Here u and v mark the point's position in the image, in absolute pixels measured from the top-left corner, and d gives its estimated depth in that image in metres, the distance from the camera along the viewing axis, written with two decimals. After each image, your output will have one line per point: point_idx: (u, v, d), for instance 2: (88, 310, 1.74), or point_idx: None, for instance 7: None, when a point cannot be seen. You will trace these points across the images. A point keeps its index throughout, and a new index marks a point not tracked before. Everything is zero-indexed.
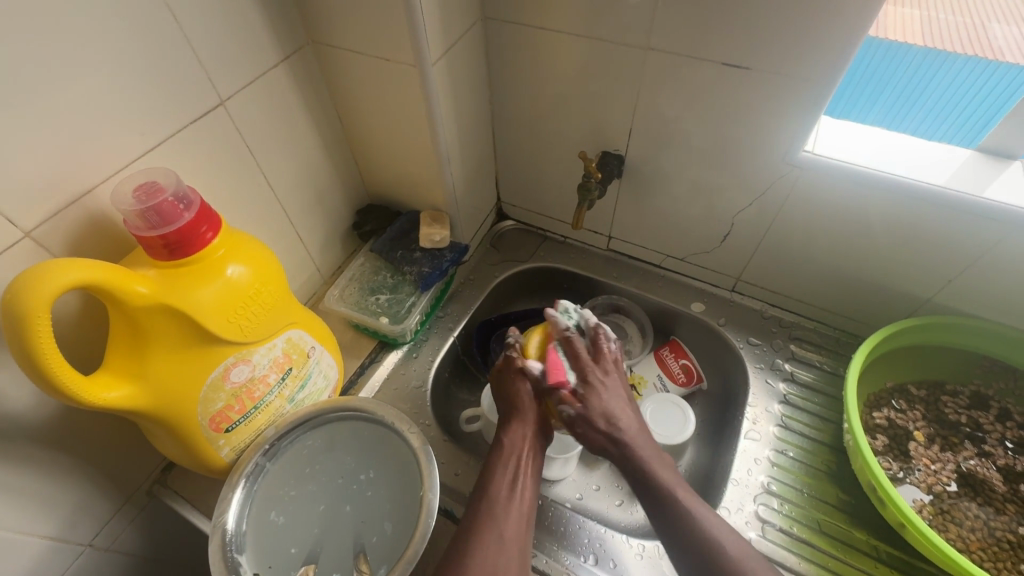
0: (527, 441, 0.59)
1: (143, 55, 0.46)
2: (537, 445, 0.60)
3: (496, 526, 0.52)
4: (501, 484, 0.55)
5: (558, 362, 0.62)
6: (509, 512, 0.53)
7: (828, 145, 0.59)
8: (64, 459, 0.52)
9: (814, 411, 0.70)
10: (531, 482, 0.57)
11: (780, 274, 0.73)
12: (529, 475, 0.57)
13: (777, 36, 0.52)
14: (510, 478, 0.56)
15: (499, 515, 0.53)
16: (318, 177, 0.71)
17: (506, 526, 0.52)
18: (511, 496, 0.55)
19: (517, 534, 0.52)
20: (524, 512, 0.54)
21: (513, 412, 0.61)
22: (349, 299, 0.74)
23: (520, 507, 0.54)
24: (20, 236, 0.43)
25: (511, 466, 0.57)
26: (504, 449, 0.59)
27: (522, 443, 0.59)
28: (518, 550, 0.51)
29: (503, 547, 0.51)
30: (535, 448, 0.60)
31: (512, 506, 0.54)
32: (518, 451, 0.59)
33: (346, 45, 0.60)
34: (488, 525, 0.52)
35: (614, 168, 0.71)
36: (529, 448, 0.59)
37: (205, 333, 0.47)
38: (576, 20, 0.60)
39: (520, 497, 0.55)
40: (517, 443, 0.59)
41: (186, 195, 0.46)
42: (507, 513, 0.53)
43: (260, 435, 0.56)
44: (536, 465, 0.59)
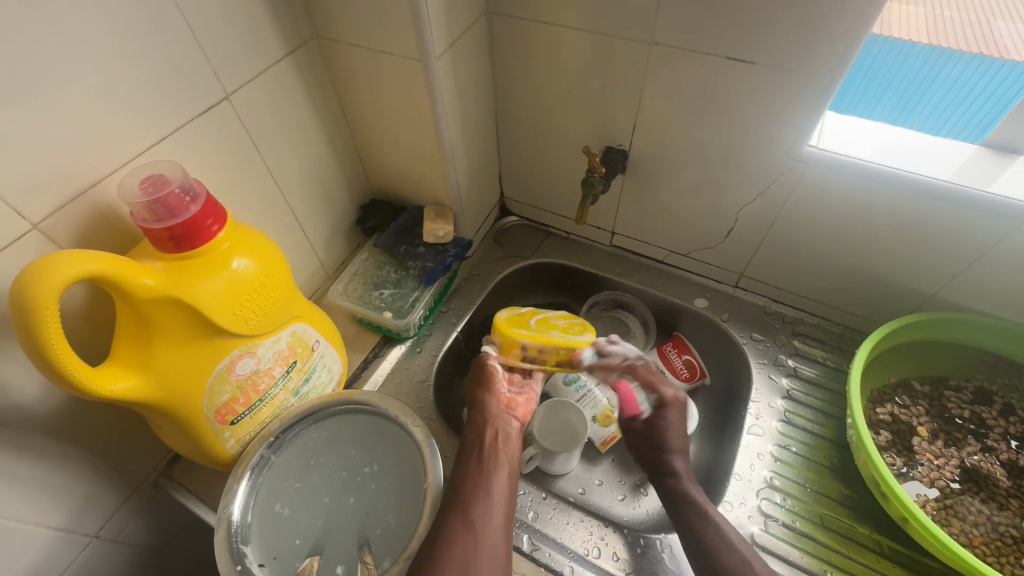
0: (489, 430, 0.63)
1: (148, 48, 0.46)
2: (504, 432, 0.63)
3: (466, 509, 0.54)
4: (467, 468, 0.58)
5: (631, 395, 0.71)
6: (476, 492, 0.55)
7: (833, 140, 0.59)
8: (71, 450, 0.52)
9: (817, 407, 0.70)
10: (502, 463, 0.59)
11: (783, 270, 0.74)
12: (501, 458, 0.60)
13: (782, 33, 0.52)
14: (475, 461, 0.59)
15: (468, 498, 0.55)
16: (323, 171, 0.71)
17: (475, 507, 0.54)
18: (478, 478, 0.57)
19: (485, 513, 0.54)
20: (497, 490, 0.56)
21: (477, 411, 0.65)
22: (353, 293, 0.75)
23: (488, 488, 0.56)
24: (28, 228, 0.43)
25: (476, 453, 0.60)
26: (468, 441, 0.62)
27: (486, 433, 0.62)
28: (488, 530, 0.53)
29: (470, 528, 0.52)
30: (503, 436, 0.63)
31: (481, 486, 0.56)
32: (481, 439, 0.62)
33: (350, 40, 0.60)
34: (460, 508, 0.54)
35: (618, 163, 0.71)
36: (496, 433, 0.62)
37: (211, 325, 0.48)
38: (580, 16, 0.60)
39: (490, 477, 0.57)
40: (482, 433, 0.62)
41: (192, 187, 0.46)
42: (475, 496, 0.55)
43: (265, 428, 0.56)
44: (505, 450, 0.61)
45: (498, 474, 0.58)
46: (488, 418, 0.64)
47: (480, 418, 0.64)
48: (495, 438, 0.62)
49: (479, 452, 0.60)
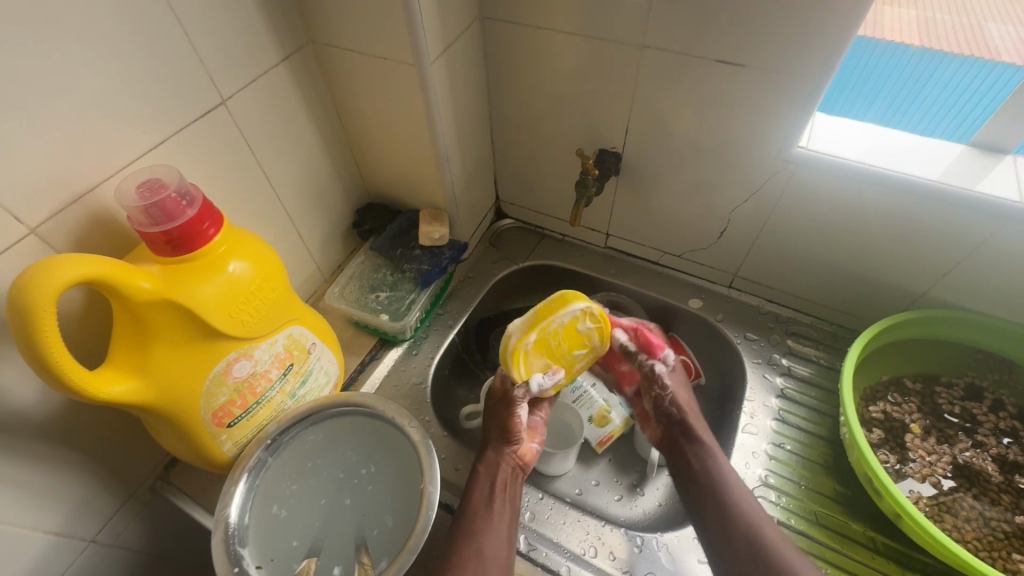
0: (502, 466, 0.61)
1: (145, 54, 0.47)
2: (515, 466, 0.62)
3: (476, 543, 0.55)
4: (477, 504, 0.58)
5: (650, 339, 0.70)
6: (489, 529, 0.56)
7: (823, 140, 0.60)
8: (68, 455, 0.52)
9: (811, 405, 0.70)
10: (511, 503, 0.59)
11: (777, 271, 0.74)
12: (507, 497, 0.59)
13: (771, 35, 0.53)
14: (488, 496, 0.58)
15: (479, 534, 0.55)
16: (319, 175, 0.71)
17: (486, 542, 0.55)
18: (489, 513, 0.57)
19: (495, 548, 0.55)
20: (502, 528, 0.56)
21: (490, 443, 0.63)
22: (349, 296, 0.75)
23: (499, 524, 0.56)
24: (26, 233, 0.43)
25: (487, 488, 0.59)
26: (480, 473, 0.60)
27: (500, 464, 0.61)
28: (499, 563, 0.54)
29: (484, 562, 0.53)
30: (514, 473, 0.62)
31: (491, 523, 0.56)
32: (496, 472, 0.61)
33: (345, 45, 0.60)
34: (469, 542, 0.55)
35: (611, 165, 0.72)
36: (506, 473, 0.61)
37: (207, 328, 0.48)
38: (573, 20, 0.61)
39: (499, 514, 0.57)
40: (495, 469, 0.61)
41: (188, 192, 0.47)
42: (487, 531, 0.55)
43: (263, 430, 0.57)
44: (515, 484, 0.61)
45: (507, 509, 0.58)
46: (505, 448, 0.63)
47: (495, 452, 0.62)
48: (507, 473, 0.61)
49: (491, 487, 0.59)
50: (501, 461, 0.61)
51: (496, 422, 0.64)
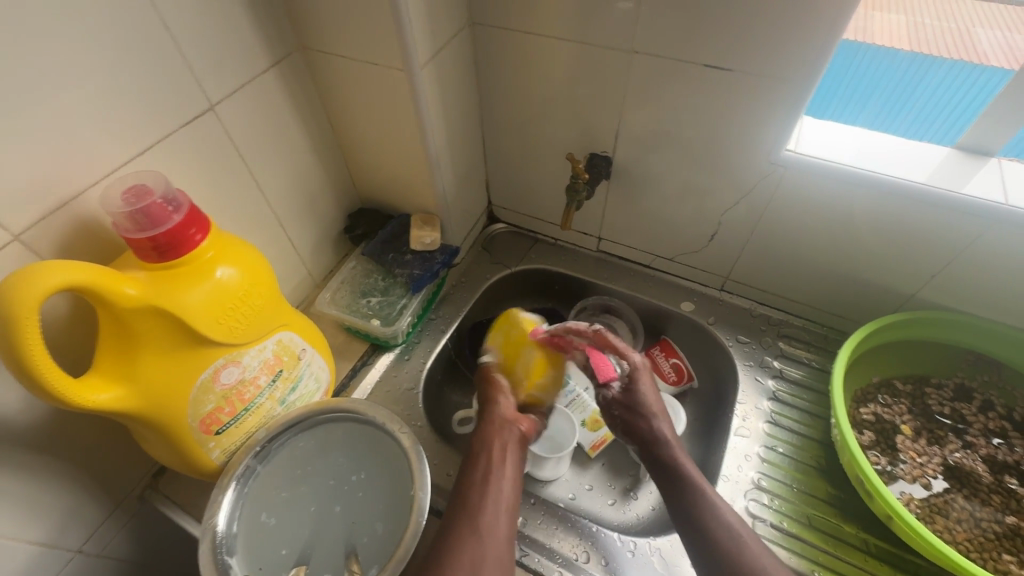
0: (502, 441, 0.61)
1: (131, 60, 0.47)
2: (516, 441, 0.63)
3: (473, 519, 0.54)
4: (475, 479, 0.57)
5: (602, 359, 0.68)
6: (486, 503, 0.55)
7: (810, 144, 0.60)
8: (54, 463, 0.52)
9: (803, 407, 0.71)
10: (510, 476, 0.59)
11: (767, 274, 0.75)
12: (505, 470, 0.59)
13: (757, 39, 0.53)
14: (486, 469, 0.58)
15: (478, 510, 0.55)
16: (309, 180, 0.71)
17: (485, 518, 0.54)
18: (487, 487, 0.57)
19: (494, 525, 0.54)
20: (502, 501, 0.56)
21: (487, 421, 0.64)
22: (340, 302, 0.75)
23: (498, 498, 0.56)
24: (10, 239, 0.43)
25: (486, 462, 0.59)
26: (479, 449, 0.61)
27: (500, 438, 0.62)
28: (499, 540, 0.53)
29: (482, 539, 0.52)
30: (513, 446, 0.62)
31: (490, 497, 0.56)
32: (495, 446, 0.61)
33: (334, 50, 0.60)
34: (467, 519, 0.54)
35: (602, 169, 0.72)
36: (506, 447, 0.61)
37: (194, 334, 0.47)
38: (561, 25, 0.61)
39: (499, 488, 0.57)
40: (494, 442, 0.61)
41: (175, 198, 0.46)
42: (485, 505, 0.55)
43: (252, 438, 0.56)
44: (515, 459, 0.61)
45: (508, 483, 0.58)
46: (503, 423, 0.63)
47: (494, 426, 0.63)
48: (506, 448, 0.61)
49: (489, 460, 0.59)
50: (498, 436, 0.62)
51: (490, 406, 0.66)
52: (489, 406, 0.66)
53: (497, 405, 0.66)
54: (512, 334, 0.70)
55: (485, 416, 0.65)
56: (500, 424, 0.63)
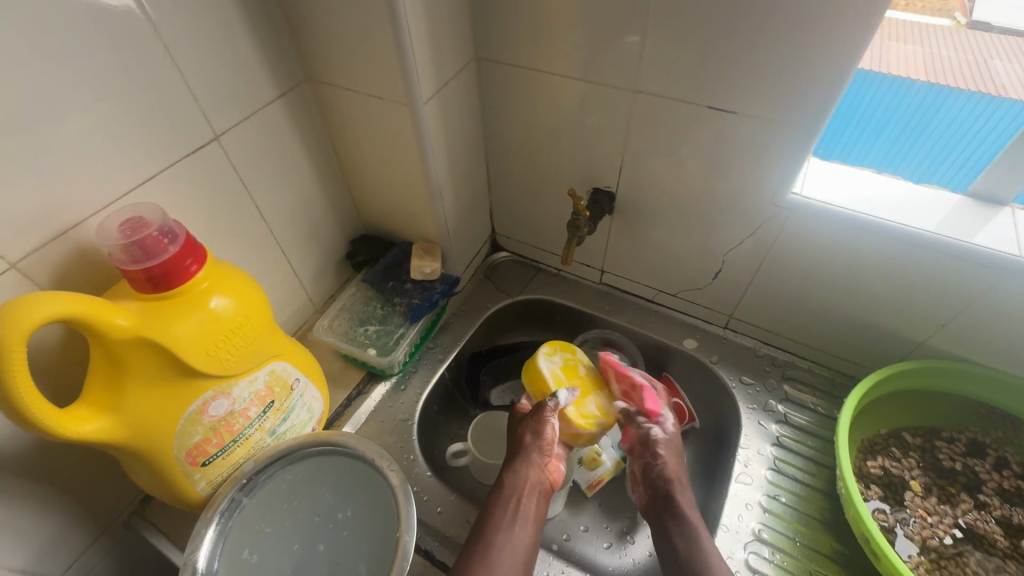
0: (528, 483, 0.60)
1: (138, 92, 0.47)
2: (541, 487, 0.61)
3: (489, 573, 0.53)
4: (496, 528, 0.56)
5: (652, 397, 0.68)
6: (502, 556, 0.54)
7: (816, 187, 0.59)
8: (40, 489, 0.51)
9: (808, 455, 0.68)
10: (531, 526, 0.58)
11: (772, 313, 0.73)
12: (528, 519, 0.58)
13: (761, 81, 0.53)
14: (508, 519, 0.57)
15: (493, 562, 0.54)
16: (313, 207, 0.72)
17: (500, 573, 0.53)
18: (507, 537, 0.56)
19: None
20: (519, 553, 0.55)
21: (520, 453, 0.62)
22: (338, 329, 0.74)
23: (514, 552, 0.55)
24: (6, 267, 0.43)
25: (510, 507, 0.58)
26: (506, 488, 0.59)
27: (525, 484, 0.60)
28: None
29: None
30: (539, 489, 0.61)
31: (507, 550, 0.55)
32: (520, 492, 0.59)
33: (340, 83, 0.61)
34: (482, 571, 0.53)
35: (605, 205, 0.72)
36: (533, 489, 0.60)
37: (184, 366, 0.47)
38: (565, 63, 0.62)
39: (519, 539, 0.56)
40: (522, 484, 0.60)
41: (172, 229, 0.46)
42: (499, 558, 0.54)
43: (239, 469, 0.55)
44: (539, 505, 0.60)
45: (526, 533, 0.57)
46: (532, 466, 0.61)
47: (523, 462, 0.61)
48: (531, 492, 0.60)
49: (513, 505, 0.58)
50: (526, 476, 0.60)
51: (527, 427, 0.63)
52: (527, 429, 0.63)
53: (536, 426, 0.63)
54: (580, 368, 0.70)
55: (515, 442, 0.62)
56: (528, 462, 0.61)
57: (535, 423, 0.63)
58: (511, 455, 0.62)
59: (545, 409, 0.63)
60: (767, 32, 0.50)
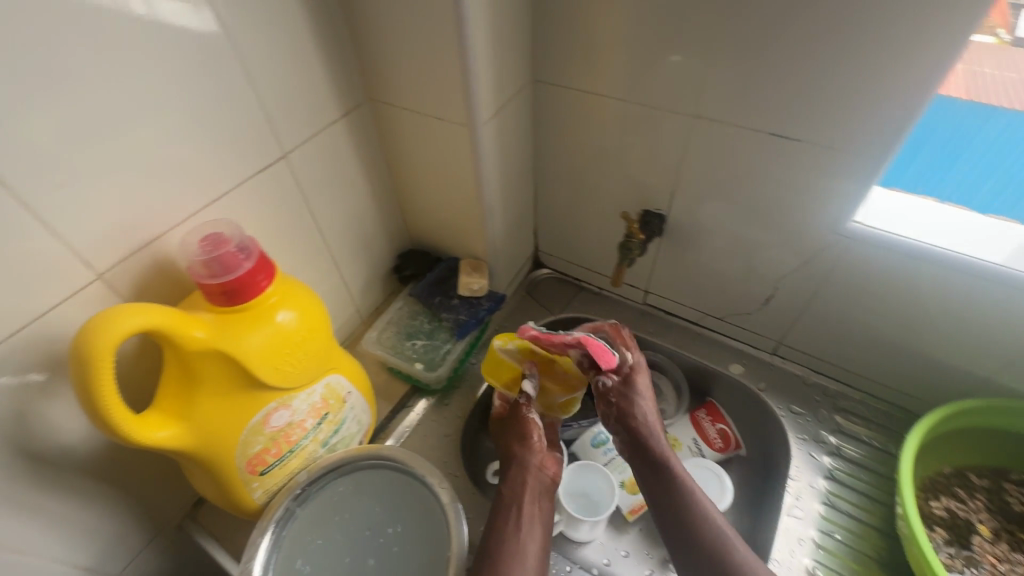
0: (528, 487, 0.59)
1: (218, 114, 0.50)
2: (542, 487, 0.60)
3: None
4: (505, 530, 0.55)
5: (602, 347, 0.64)
6: (517, 558, 0.53)
7: (879, 216, 0.58)
8: (106, 490, 0.53)
9: (862, 490, 0.67)
10: (540, 526, 0.57)
11: (825, 342, 0.71)
12: (535, 521, 0.57)
13: (827, 109, 0.52)
14: (514, 521, 0.56)
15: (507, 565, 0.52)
16: (366, 222, 0.73)
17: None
18: (517, 537, 0.55)
19: None
20: (532, 557, 0.54)
21: (513, 458, 0.62)
22: (386, 342, 0.76)
23: (527, 554, 0.54)
24: (94, 278, 0.45)
25: (514, 509, 0.57)
26: (506, 492, 0.59)
27: (525, 487, 0.59)
28: None
29: None
30: (540, 490, 0.60)
31: (520, 552, 0.53)
32: (520, 497, 0.58)
33: (401, 104, 0.63)
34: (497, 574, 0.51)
35: (655, 227, 0.72)
36: (534, 491, 0.59)
37: (251, 377, 0.48)
38: (623, 87, 0.62)
39: (529, 542, 0.55)
40: (520, 487, 0.59)
41: (247, 245, 0.48)
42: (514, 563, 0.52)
43: (293, 479, 0.56)
44: (543, 507, 0.59)
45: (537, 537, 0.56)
46: (528, 469, 0.60)
47: (517, 468, 0.61)
48: (533, 495, 0.59)
49: (516, 507, 0.57)
50: (523, 479, 0.60)
51: (513, 432, 0.64)
52: (515, 435, 0.64)
53: (524, 430, 0.63)
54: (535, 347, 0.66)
55: (506, 450, 0.63)
56: (524, 466, 0.61)
57: (521, 426, 0.64)
58: (506, 462, 0.62)
59: (528, 416, 0.65)
60: (837, 62, 0.49)
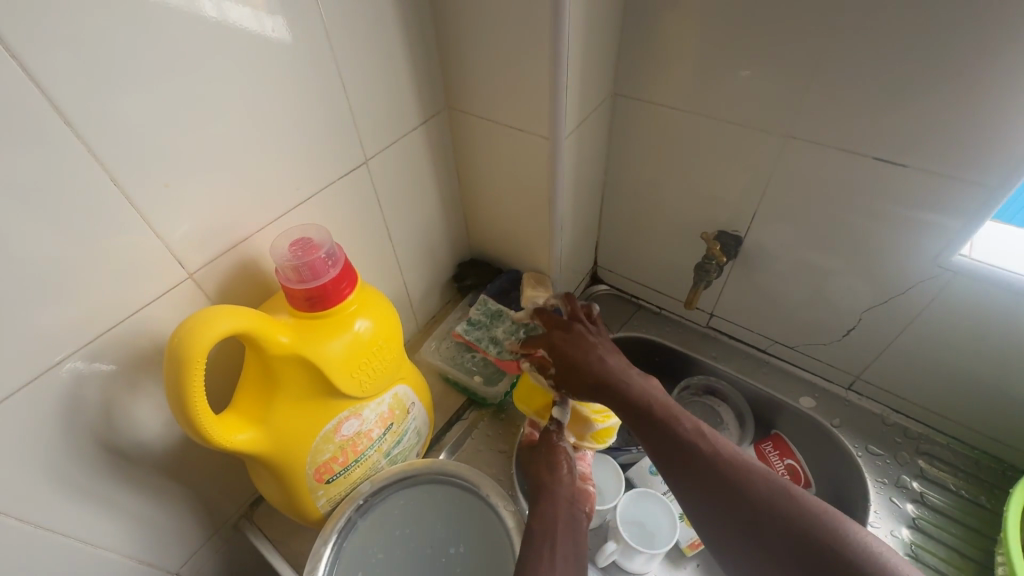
0: (559, 515, 0.50)
1: (309, 118, 0.49)
2: (577, 518, 0.51)
3: None
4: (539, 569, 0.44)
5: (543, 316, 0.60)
6: None
7: (991, 252, 0.54)
8: (175, 486, 0.53)
9: (951, 543, 0.62)
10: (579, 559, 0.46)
11: (910, 380, 0.67)
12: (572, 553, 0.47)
13: (942, 137, 0.49)
14: (547, 554, 0.46)
15: None
16: (432, 229, 0.73)
17: None
18: None
19: None
20: None
21: (541, 493, 0.53)
22: (445, 353, 0.75)
23: None
24: (185, 277, 0.46)
25: (547, 545, 0.47)
26: (534, 525, 0.49)
27: (557, 518, 0.50)
28: None
29: None
30: (574, 519, 0.51)
31: None
32: (553, 529, 0.49)
33: (480, 113, 0.62)
34: None
35: (730, 248, 0.69)
36: (567, 520, 0.50)
37: (328, 385, 0.48)
38: (711, 104, 0.60)
39: None
40: (550, 518, 0.50)
41: (333, 252, 0.48)
42: None
43: (356, 489, 0.55)
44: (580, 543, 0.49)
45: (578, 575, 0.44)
46: (557, 497, 0.52)
47: (545, 501, 0.52)
48: (569, 525, 0.50)
49: (550, 544, 0.47)
50: (553, 512, 0.50)
51: (538, 468, 0.56)
52: (541, 470, 0.55)
53: (550, 461, 0.55)
54: None
55: (533, 485, 0.54)
56: (552, 497, 0.52)
57: (546, 459, 0.56)
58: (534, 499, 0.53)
59: (554, 443, 0.57)
60: (960, 89, 0.45)
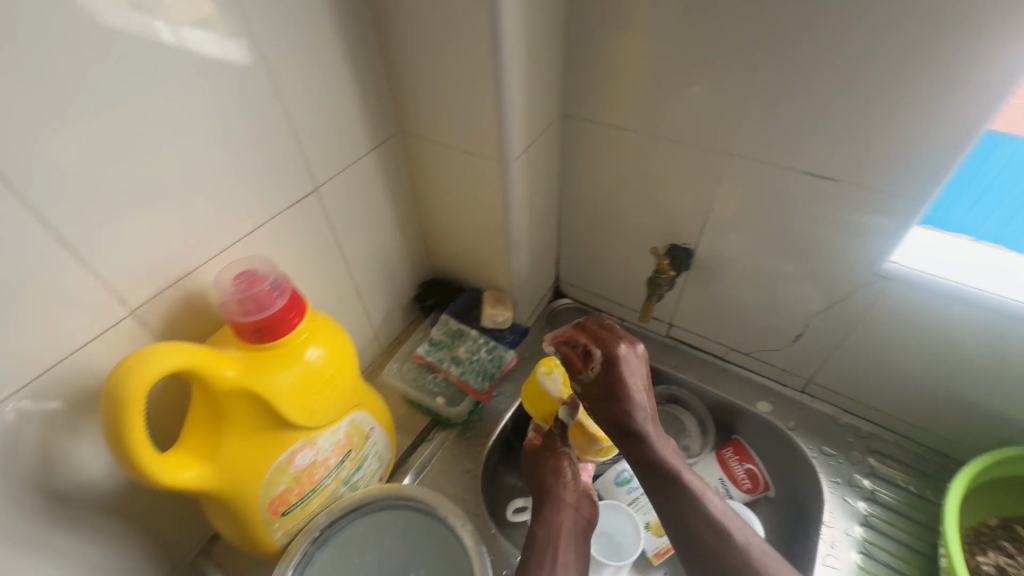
0: (560, 523, 0.60)
1: (254, 149, 0.50)
2: (578, 526, 0.61)
3: None
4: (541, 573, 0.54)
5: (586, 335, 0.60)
6: None
7: (919, 258, 0.57)
8: (124, 526, 0.52)
9: (900, 539, 0.64)
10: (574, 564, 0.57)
11: (858, 381, 0.69)
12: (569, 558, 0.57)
13: (864, 153, 0.52)
14: (549, 560, 0.56)
15: None
16: (391, 251, 0.73)
17: None
18: None
19: None
20: None
21: (547, 499, 0.63)
22: (407, 374, 0.74)
23: None
24: (126, 313, 0.45)
25: (548, 553, 0.56)
26: (540, 531, 0.59)
27: (560, 528, 0.59)
28: None
29: None
30: (574, 527, 0.61)
31: None
32: (554, 537, 0.58)
33: (432, 137, 0.63)
34: None
35: (682, 261, 0.71)
36: (567, 528, 0.60)
37: (279, 416, 0.47)
38: (654, 124, 0.62)
39: None
40: (553, 527, 0.59)
41: (280, 283, 0.47)
42: None
43: (312, 521, 0.54)
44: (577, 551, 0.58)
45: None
46: (562, 507, 0.61)
47: (548, 509, 0.61)
48: (568, 532, 0.59)
49: (552, 551, 0.56)
50: (555, 520, 0.60)
51: (545, 475, 0.65)
52: (549, 479, 0.65)
53: (557, 470, 0.65)
54: None
55: (540, 489, 0.64)
56: (557, 504, 0.62)
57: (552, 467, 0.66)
58: (540, 503, 0.63)
59: (562, 452, 0.67)
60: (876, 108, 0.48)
